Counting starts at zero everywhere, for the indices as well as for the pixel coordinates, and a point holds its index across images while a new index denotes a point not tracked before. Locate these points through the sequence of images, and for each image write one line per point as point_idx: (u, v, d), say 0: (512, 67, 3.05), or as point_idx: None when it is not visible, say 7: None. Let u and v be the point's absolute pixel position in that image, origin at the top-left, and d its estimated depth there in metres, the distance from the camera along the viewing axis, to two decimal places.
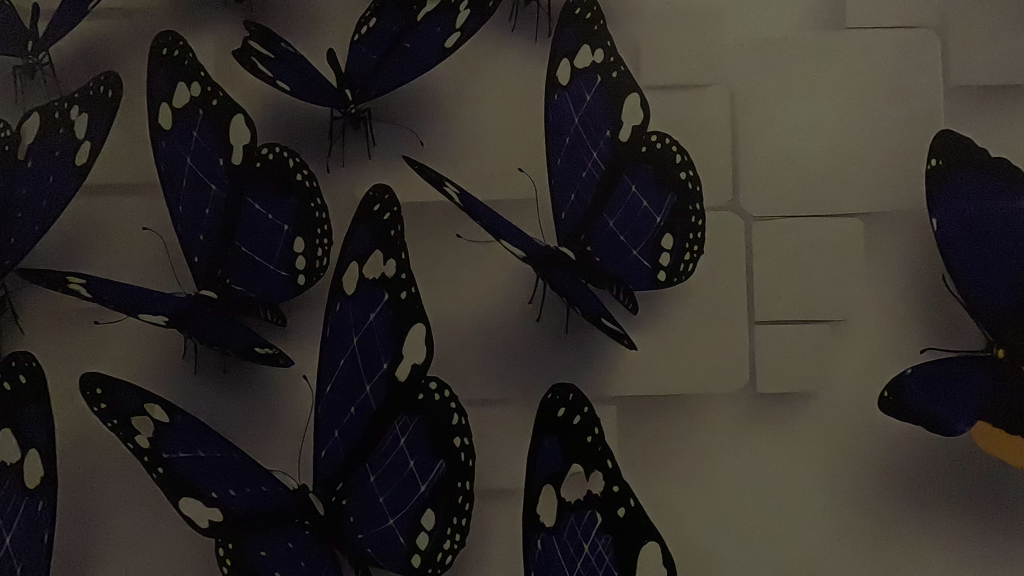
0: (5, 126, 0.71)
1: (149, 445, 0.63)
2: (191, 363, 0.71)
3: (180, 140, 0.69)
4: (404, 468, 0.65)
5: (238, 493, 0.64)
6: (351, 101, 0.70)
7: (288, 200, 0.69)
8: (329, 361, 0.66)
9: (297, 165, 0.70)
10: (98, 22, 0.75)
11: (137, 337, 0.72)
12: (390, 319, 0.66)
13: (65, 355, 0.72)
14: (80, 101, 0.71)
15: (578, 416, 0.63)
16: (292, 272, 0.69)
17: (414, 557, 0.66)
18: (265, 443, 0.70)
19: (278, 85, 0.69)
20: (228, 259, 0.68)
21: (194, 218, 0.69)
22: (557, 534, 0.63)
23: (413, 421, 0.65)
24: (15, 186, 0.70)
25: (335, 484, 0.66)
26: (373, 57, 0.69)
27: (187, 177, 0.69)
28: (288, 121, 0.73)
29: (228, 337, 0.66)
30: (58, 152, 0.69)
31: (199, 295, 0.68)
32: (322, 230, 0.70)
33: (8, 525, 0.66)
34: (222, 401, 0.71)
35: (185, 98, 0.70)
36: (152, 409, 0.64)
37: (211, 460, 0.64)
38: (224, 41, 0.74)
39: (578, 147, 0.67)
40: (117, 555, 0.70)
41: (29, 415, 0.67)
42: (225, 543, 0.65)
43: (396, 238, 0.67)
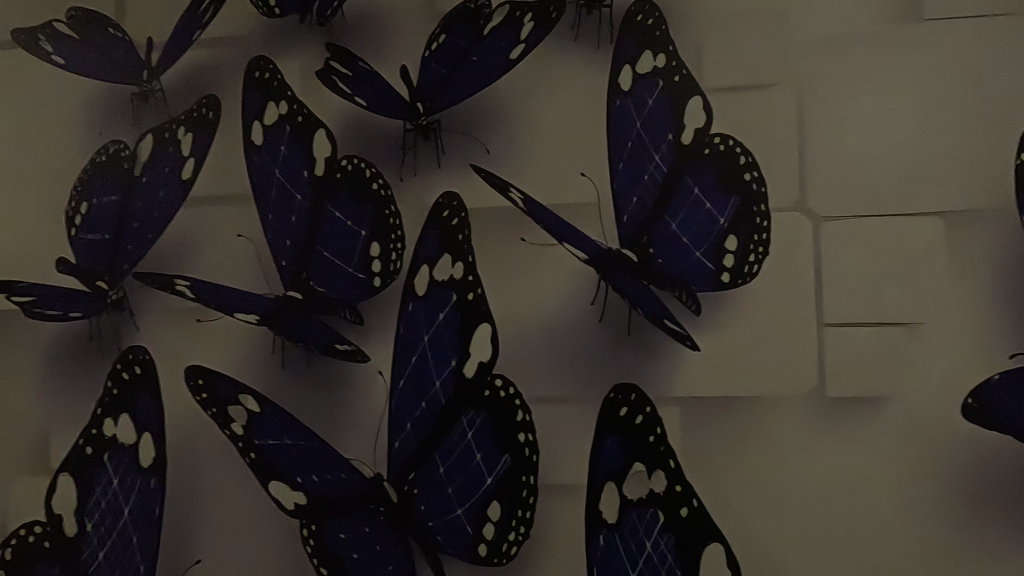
0: (123, 146, 0.81)
1: (242, 432, 0.71)
2: (279, 356, 0.78)
3: (270, 154, 0.76)
4: (471, 460, 0.69)
5: (319, 479, 0.70)
6: (421, 114, 0.74)
7: (365, 207, 0.75)
8: (401, 359, 0.71)
9: (373, 175, 0.75)
10: (199, 51, 0.82)
11: (232, 333, 0.79)
12: (458, 320, 0.70)
13: (173, 348, 0.80)
14: (187, 122, 0.80)
15: (640, 416, 0.66)
16: (369, 275, 0.74)
17: (481, 546, 0.69)
18: (343, 434, 0.76)
19: (355, 101, 0.75)
20: (311, 262, 0.75)
21: (282, 226, 0.75)
22: (619, 531, 0.65)
23: (479, 416, 0.69)
24: (132, 199, 0.79)
25: (407, 474, 0.70)
26: (441, 71, 0.73)
27: (276, 189, 0.76)
28: (365, 134, 0.78)
29: (313, 335, 0.73)
30: (167, 169, 0.79)
31: (286, 296, 0.74)
32: (396, 235, 0.75)
33: (128, 498, 0.76)
34: (306, 394, 0.77)
35: (274, 115, 0.77)
36: (245, 399, 0.72)
37: (296, 448, 0.71)
38: (307, 62, 0.80)
39: (640, 151, 0.69)
40: (216, 532, 0.77)
41: (142, 403, 0.76)
42: (309, 525, 0.72)
43: (464, 241, 0.71)
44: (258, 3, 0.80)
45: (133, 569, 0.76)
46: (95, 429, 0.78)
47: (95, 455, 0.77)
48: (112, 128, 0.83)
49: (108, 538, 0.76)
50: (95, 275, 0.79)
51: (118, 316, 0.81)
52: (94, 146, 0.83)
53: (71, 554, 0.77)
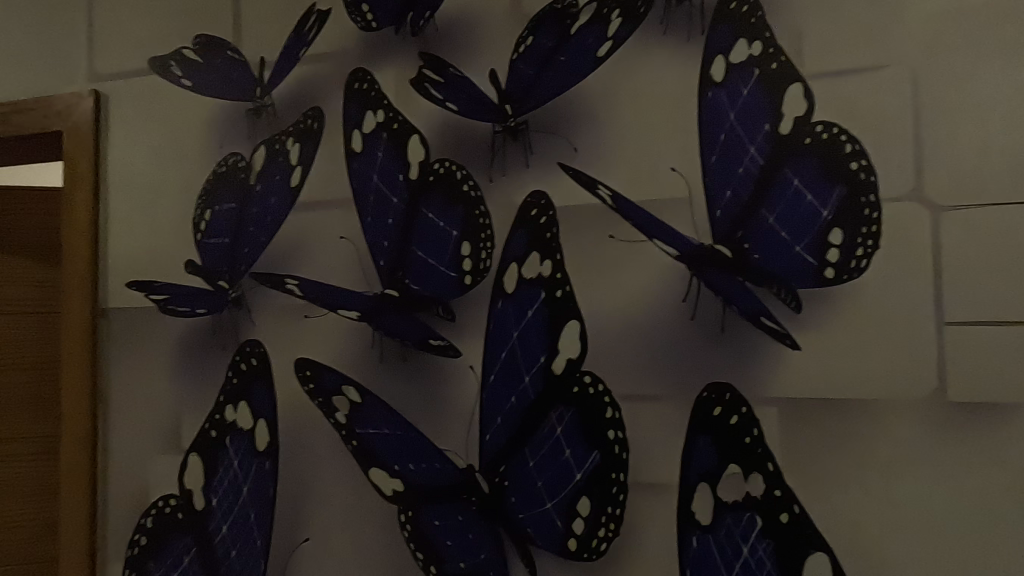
0: (241, 157, 0.89)
1: (346, 421, 0.78)
2: (377, 350, 0.82)
3: (369, 160, 0.82)
4: (561, 455, 0.71)
5: (415, 467, 0.75)
6: (511, 115, 0.76)
7: (456, 209, 0.78)
8: (491, 354, 0.73)
9: (464, 176, 0.78)
10: (304, 67, 0.87)
11: (334, 329, 0.84)
12: (546, 317, 0.72)
13: (281, 342, 0.86)
14: (294, 133, 0.87)
15: (735, 416, 0.66)
16: (460, 273, 0.77)
17: (571, 541, 0.71)
18: (436, 424, 0.79)
19: (448, 106, 0.77)
20: (407, 261, 0.79)
21: (380, 228, 0.80)
22: (713, 533, 0.66)
23: (568, 413, 0.71)
24: (248, 206, 0.88)
25: (498, 466, 0.73)
26: (529, 72, 0.75)
27: (374, 194, 0.81)
28: (454, 137, 0.80)
29: (408, 331, 0.78)
30: (278, 177, 0.87)
31: (384, 293, 0.79)
32: (486, 234, 0.77)
33: (246, 477, 0.86)
34: (403, 387, 0.80)
35: (372, 123, 0.82)
36: (346, 390, 0.78)
37: (394, 437, 0.76)
38: (401, 71, 0.83)
39: (734, 144, 0.67)
40: (321, 514, 0.83)
41: (258, 391, 0.86)
42: (406, 511, 0.76)
43: (553, 240, 0.73)
44: (356, 17, 0.84)
45: (251, 542, 0.85)
46: (219, 414, 0.88)
47: (219, 437, 0.88)
48: (230, 141, 0.90)
49: (230, 512, 0.86)
50: (216, 276, 0.89)
51: (236, 313, 0.89)
52: (215, 159, 0.91)
53: (201, 525, 0.88)
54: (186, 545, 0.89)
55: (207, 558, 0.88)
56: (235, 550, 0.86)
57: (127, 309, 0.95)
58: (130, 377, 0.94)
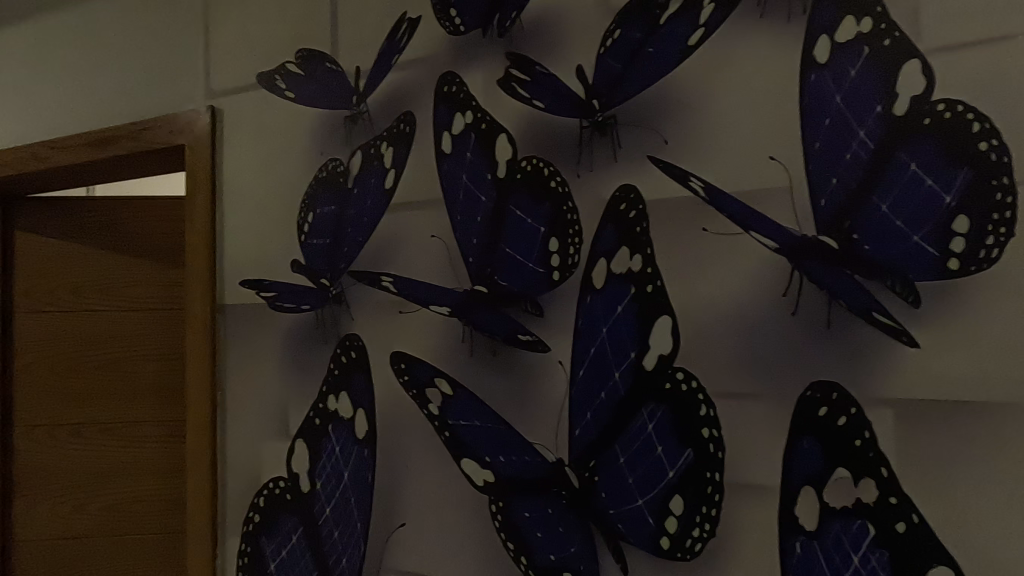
0: (339, 162, 0.95)
1: (439, 412, 0.83)
2: (467, 345, 0.84)
3: (459, 161, 0.84)
4: (652, 452, 0.70)
5: (505, 460, 0.78)
6: (598, 110, 0.76)
7: (544, 205, 0.78)
8: (580, 350, 0.75)
9: (552, 173, 0.79)
10: (396, 74, 0.91)
11: (426, 324, 0.87)
12: (636, 313, 0.72)
13: (376, 336, 0.91)
14: (388, 137, 0.91)
15: (843, 418, 0.63)
16: (548, 269, 0.78)
17: (663, 539, 0.70)
18: (526, 418, 0.80)
19: (535, 104, 0.79)
20: (496, 258, 0.81)
21: (470, 226, 0.83)
22: (819, 539, 0.63)
23: (660, 409, 0.70)
24: (346, 208, 0.93)
25: (588, 461, 0.74)
26: (617, 66, 0.75)
27: (463, 194, 0.84)
28: (541, 135, 0.80)
29: (496, 327, 0.81)
30: (374, 180, 0.91)
31: (474, 290, 0.82)
32: (574, 229, 0.77)
33: (348, 463, 0.92)
34: (493, 381, 0.82)
35: (461, 125, 0.85)
36: (439, 383, 0.83)
37: (484, 429, 0.80)
38: (488, 72, 0.84)
39: (840, 129, 0.64)
40: (416, 502, 0.87)
41: (357, 382, 0.92)
42: (497, 501, 0.79)
43: (642, 234, 0.73)
44: (445, 21, 0.87)
45: (352, 524, 0.91)
46: (322, 403, 0.95)
47: (322, 425, 0.95)
48: (329, 147, 0.96)
49: (333, 496, 0.93)
50: (319, 274, 0.95)
51: (336, 308, 0.94)
52: (316, 164, 0.97)
53: (307, 506, 0.95)
54: (294, 525, 0.96)
55: (313, 537, 0.95)
56: (338, 531, 0.92)
57: (241, 305, 1.03)
58: (243, 367, 1.03)
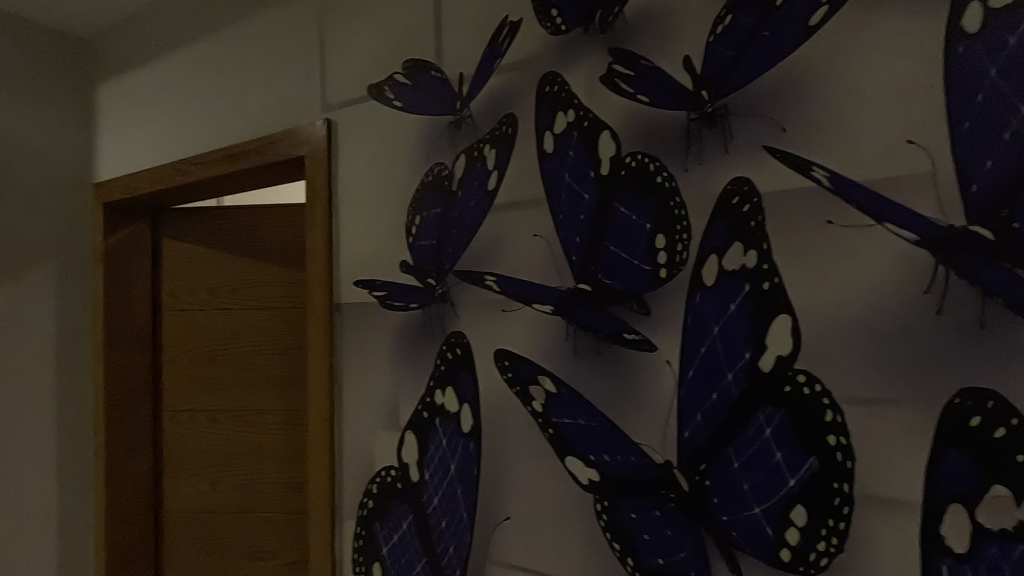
0: (443, 166, 0.99)
1: (542, 410, 0.85)
2: (571, 343, 0.84)
3: (561, 160, 0.85)
4: (770, 458, 0.67)
5: (611, 459, 0.78)
6: (707, 101, 0.73)
7: (650, 201, 0.77)
8: (689, 350, 0.73)
9: (657, 168, 0.77)
10: (499, 77, 0.93)
11: (529, 322, 0.88)
12: (751, 311, 0.69)
13: (481, 334, 0.93)
14: (490, 140, 0.93)
15: (1001, 430, 0.56)
16: (655, 266, 0.77)
17: (783, 551, 0.66)
18: (631, 418, 0.78)
19: (638, 98, 0.78)
20: (599, 256, 0.80)
21: (572, 224, 0.83)
22: (970, 563, 0.57)
23: (779, 413, 0.67)
24: (451, 210, 0.97)
25: (698, 464, 0.72)
26: (728, 54, 0.71)
27: (566, 192, 0.84)
28: (646, 129, 0.78)
29: (600, 325, 0.81)
30: (477, 182, 0.94)
31: (577, 288, 0.82)
32: (682, 225, 0.75)
33: (455, 456, 0.96)
34: (597, 378, 0.81)
35: (563, 124, 0.85)
36: (543, 380, 0.85)
37: (589, 427, 0.80)
38: (590, 69, 0.83)
39: (996, 106, 0.57)
40: (520, 497, 0.88)
41: (463, 378, 0.95)
42: (602, 501, 0.79)
43: (757, 228, 0.69)
44: (545, 22, 0.87)
45: (459, 515, 0.95)
46: (429, 397, 1.00)
47: (430, 418, 0.99)
48: (434, 152, 1.00)
49: (441, 486, 0.97)
50: (426, 274, 1.00)
51: (443, 306, 0.98)
52: (422, 169, 1.02)
53: (416, 495, 1.00)
54: (404, 512, 1.02)
55: (422, 524, 0.99)
56: (445, 520, 0.96)
57: (355, 303, 1.10)
58: (357, 362, 1.10)
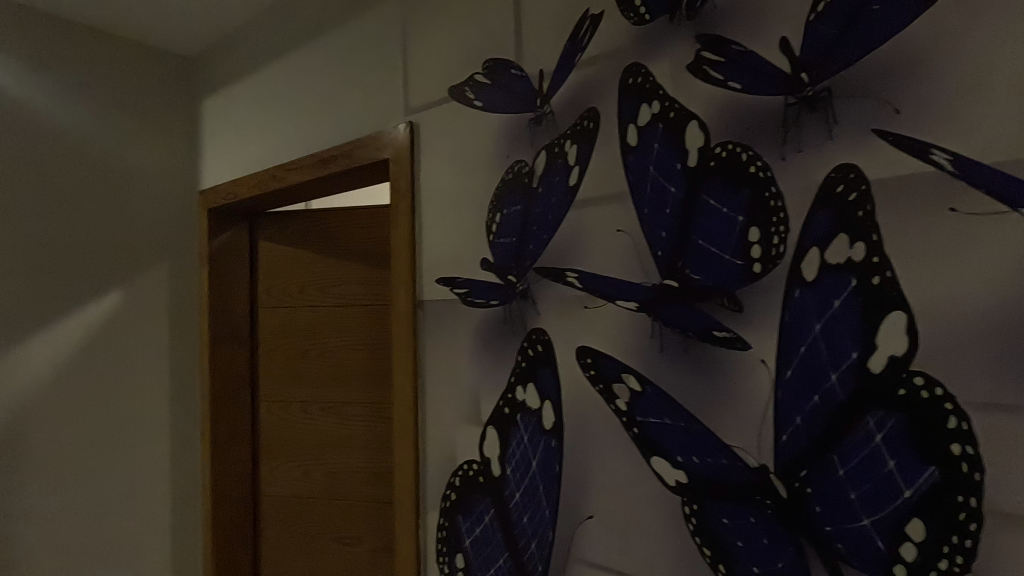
0: (524, 163, 0.99)
1: (626, 409, 0.82)
2: (657, 341, 0.82)
3: (645, 153, 0.83)
4: (882, 467, 0.62)
5: (700, 461, 0.75)
6: (808, 85, 0.69)
7: (742, 192, 0.73)
8: (789, 348, 0.69)
9: (750, 158, 0.73)
10: (580, 71, 0.92)
11: (613, 320, 0.86)
12: (858, 308, 0.64)
13: (562, 331, 0.93)
14: (571, 135, 0.92)
15: None
16: (748, 261, 0.73)
17: (898, 567, 0.61)
18: (723, 419, 0.75)
19: (730, 85, 0.74)
20: (687, 251, 0.78)
21: (657, 218, 0.81)
22: None
23: (892, 418, 0.62)
24: (532, 207, 0.97)
25: (798, 470, 0.68)
26: (832, 33, 0.66)
27: (651, 185, 0.82)
28: (738, 118, 0.75)
29: (688, 322, 0.78)
30: (558, 178, 0.94)
31: (663, 284, 0.80)
32: (779, 217, 0.71)
33: (535, 452, 0.96)
34: (685, 378, 0.79)
35: (648, 116, 0.83)
36: (627, 378, 0.82)
37: (676, 428, 0.77)
38: (677, 58, 0.81)
39: None
40: (603, 496, 0.87)
41: (544, 374, 0.95)
42: (690, 504, 0.76)
43: (865, 218, 0.64)
44: (628, 13, 0.85)
45: (541, 511, 0.95)
46: (511, 393, 1.00)
47: (511, 414, 1.00)
48: (514, 150, 1.01)
49: (522, 482, 0.98)
50: (506, 271, 1.01)
51: (524, 303, 0.98)
52: (503, 167, 1.03)
53: (498, 489, 1.02)
54: (486, 505, 1.03)
55: (504, 518, 1.00)
56: (527, 516, 0.97)
57: (437, 300, 1.13)
58: (439, 357, 1.12)
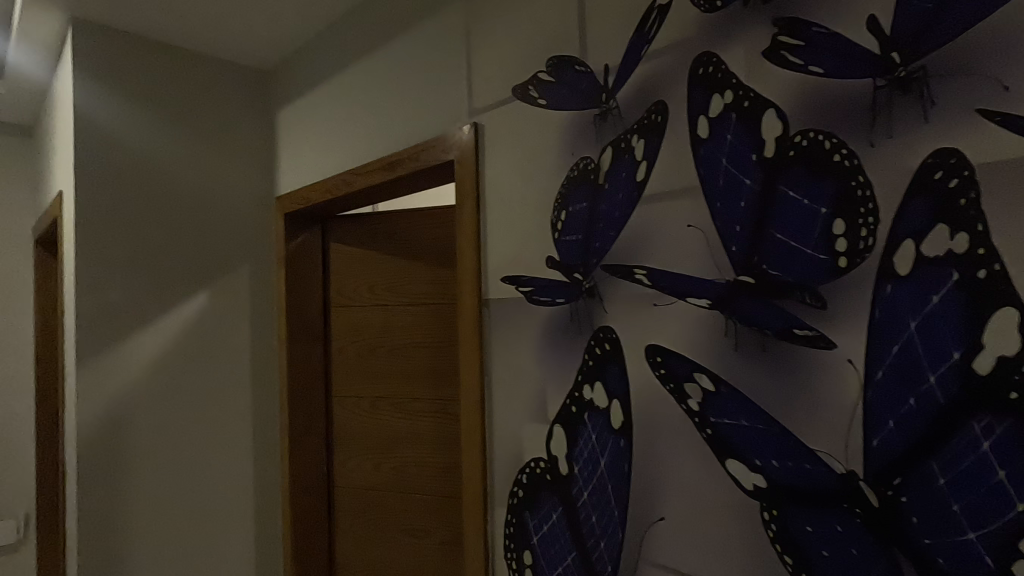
0: (589, 159, 0.98)
1: (698, 409, 0.82)
2: (732, 340, 0.79)
3: (718, 144, 0.80)
4: (990, 476, 0.58)
5: (779, 465, 0.73)
6: (898, 64, 0.65)
7: (825, 183, 0.70)
8: (878, 347, 0.65)
9: (834, 145, 0.69)
10: (646, 63, 0.90)
11: (684, 317, 0.84)
12: (960, 305, 0.59)
13: (630, 329, 0.91)
14: (639, 130, 0.91)
15: None
16: (832, 255, 0.69)
17: None
18: (805, 422, 0.71)
19: (810, 70, 0.71)
20: (765, 245, 0.75)
21: (731, 212, 0.78)
22: None
23: (1001, 424, 0.57)
24: (598, 204, 0.96)
25: (890, 478, 0.64)
26: (927, 7, 0.62)
27: (724, 177, 0.79)
28: (820, 103, 0.71)
29: (765, 320, 0.75)
30: (625, 174, 0.92)
31: (738, 280, 0.77)
32: (867, 208, 0.66)
33: (605, 451, 0.95)
34: (762, 378, 0.75)
35: (720, 106, 0.80)
36: (699, 377, 0.82)
37: (753, 430, 0.76)
38: (751, 44, 0.77)
39: None
40: (676, 498, 0.85)
41: (612, 373, 0.94)
42: (770, 509, 0.74)
43: (968, 206, 0.60)
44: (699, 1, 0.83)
45: (610, 511, 0.94)
46: (578, 392, 1.00)
47: (578, 413, 0.99)
48: (579, 146, 1.00)
49: (591, 481, 0.97)
50: (572, 269, 1.00)
51: (591, 301, 0.98)
52: (568, 164, 1.02)
53: (566, 488, 1.01)
54: (554, 504, 1.03)
55: (572, 516, 1.00)
56: (596, 515, 0.96)
57: (502, 299, 1.14)
58: (505, 355, 1.13)
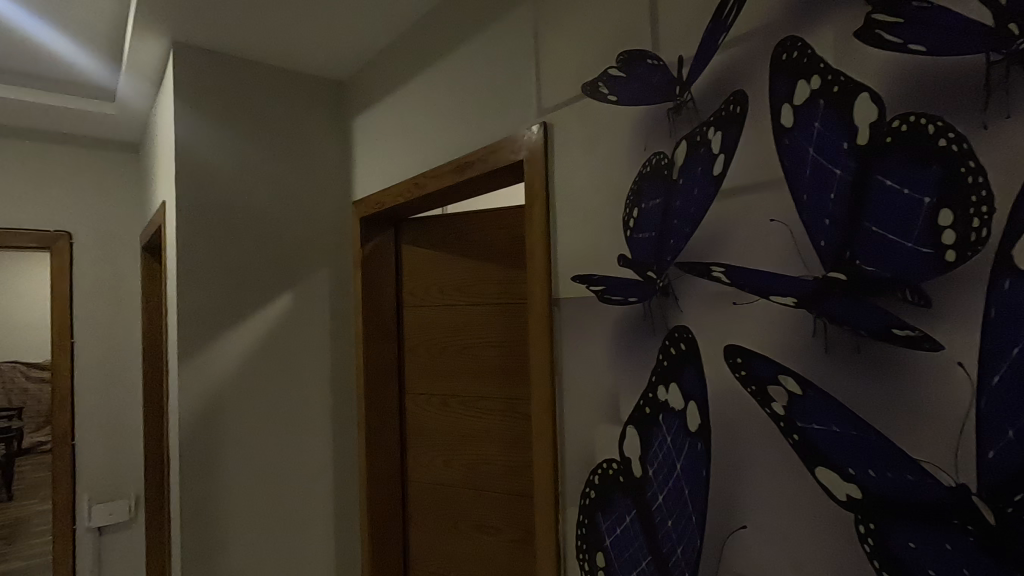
0: (663, 154, 0.95)
1: (784, 412, 0.78)
2: (821, 341, 0.74)
3: (804, 133, 0.76)
4: None
5: (876, 474, 0.68)
6: (1018, 35, 0.58)
7: (929, 170, 0.64)
8: (994, 350, 0.59)
9: (939, 130, 0.64)
10: (723, 52, 0.86)
11: (766, 317, 0.80)
12: None
13: (708, 329, 0.88)
14: (715, 122, 0.87)
15: None
16: (938, 248, 0.63)
17: None
18: (906, 430, 0.66)
19: (911, 49, 0.66)
20: (859, 239, 0.70)
21: (820, 205, 0.74)
22: None
23: None
24: (672, 199, 0.94)
25: (1010, 493, 0.58)
26: None
27: (811, 169, 0.75)
28: (922, 84, 0.65)
29: (859, 319, 0.70)
30: (701, 168, 0.89)
31: (828, 277, 0.73)
32: (980, 196, 0.61)
33: (681, 454, 0.92)
34: (856, 381, 0.70)
35: (806, 93, 0.75)
36: (784, 380, 0.78)
37: (845, 436, 0.71)
38: (841, 24, 0.72)
39: None
40: (758, 505, 0.81)
41: (688, 374, 0.91)
42: (867, 523, 0.69)
43: None
44: None
45: (686, 516, 0.91)
46: (652, 393, 0.97)
47: (653, 414, 0.97)
48: (652, 141, 0.97)
49: (666, 484, 0.95)
50: (646, 267, 0.98)
51: (665, 300, 0.95)
52: (640, 160, 1.00)
53: (640, 490, 0.99)
54: (627, 506, 1.01)
55: (646, 519, 0.98)
56: (672, 519, 0.94)
57: (573, 298, 1.13)
58: (576, 355, 1.12)
